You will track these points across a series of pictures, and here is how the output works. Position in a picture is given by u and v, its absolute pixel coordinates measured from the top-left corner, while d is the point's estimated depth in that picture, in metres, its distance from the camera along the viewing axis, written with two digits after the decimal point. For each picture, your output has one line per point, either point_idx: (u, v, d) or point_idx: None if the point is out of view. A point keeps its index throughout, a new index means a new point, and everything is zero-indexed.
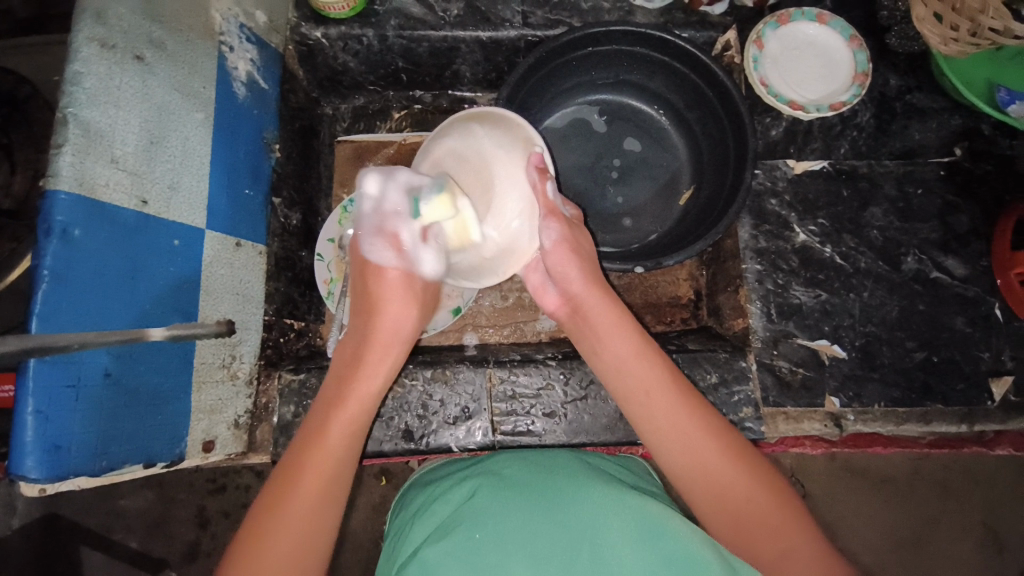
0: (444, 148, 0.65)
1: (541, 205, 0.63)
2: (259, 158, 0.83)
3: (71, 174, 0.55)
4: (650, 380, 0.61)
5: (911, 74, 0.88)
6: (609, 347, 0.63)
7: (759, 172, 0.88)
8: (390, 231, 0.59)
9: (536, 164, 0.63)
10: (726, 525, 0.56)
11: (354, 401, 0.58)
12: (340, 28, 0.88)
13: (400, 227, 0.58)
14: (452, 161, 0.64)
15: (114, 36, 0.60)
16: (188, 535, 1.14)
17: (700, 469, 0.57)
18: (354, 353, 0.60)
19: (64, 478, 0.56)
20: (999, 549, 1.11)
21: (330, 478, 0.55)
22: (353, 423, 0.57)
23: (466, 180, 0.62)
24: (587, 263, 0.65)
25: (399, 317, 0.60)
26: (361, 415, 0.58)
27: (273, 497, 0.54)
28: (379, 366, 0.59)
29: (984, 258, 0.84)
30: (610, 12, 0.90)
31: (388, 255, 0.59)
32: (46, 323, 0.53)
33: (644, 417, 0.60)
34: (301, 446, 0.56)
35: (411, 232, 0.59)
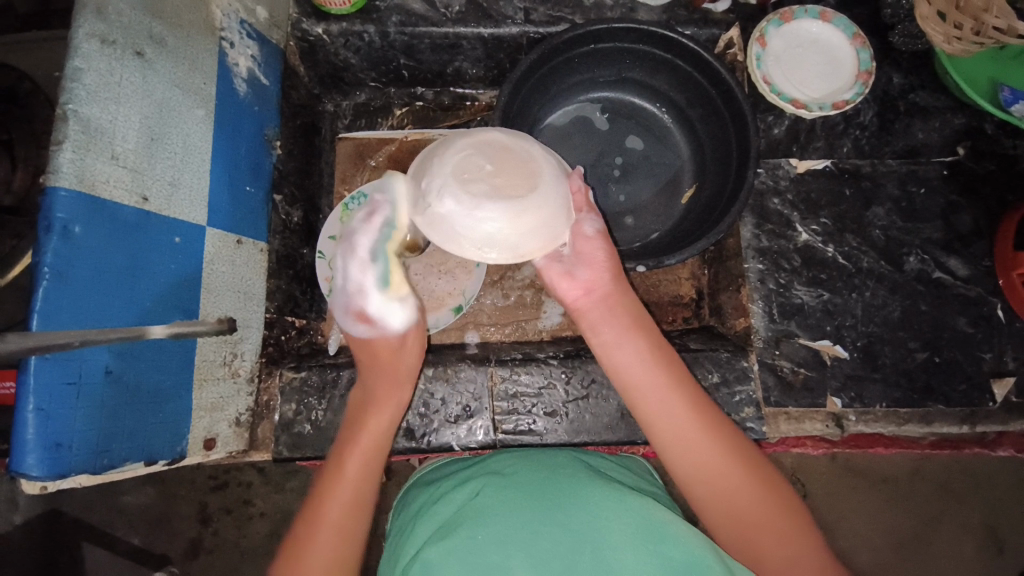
0: (492, 135, 0.60)
1: (582, 204, 0.65)
2: (260, 155, 0.83)
3: (72, 171, 0.55)
4: (661, 384, 0.61)
5: (915, 73, 0.88)
6: (622, 347, 0.63)
7: (761, 172, 0.87)
8: (358, 305, 0.62)
9: (578, 176, 0.67)
10: (730, 529, 0.56)
11: (364, 434, 0.62)
12: (341, 25, 0.87)
13: (365, 299, 0.62)
14: (499, 145, 0.59)
15: (114, 31, 0.60)
16: (188, 532, 1.14)
17: (705, 474, 0.57)
18: (362, 401, 0.65)
19: (65, 476, 0.56)
20: (1000, 549, 1.11)
21: (352, 505, 0.58)
22: (368, 456, 0.61)
23: (512, 166, 0.58)
24: (613, 259, 0.66)
25: (397, 363, 0.65)
26: (375, 451, 0.62)
27: (301, 528, 0.57)
28: (383, 407, 0.64)
29: (986, 258, 0.84)
30: (613, 9, 0.90)
31: (362, 327, 0.63)
32: (48, 320, 0.53)
33: (656, 421, 0.60)
34: (325, 479, 0.59)
35: (376, 303, 0.62)
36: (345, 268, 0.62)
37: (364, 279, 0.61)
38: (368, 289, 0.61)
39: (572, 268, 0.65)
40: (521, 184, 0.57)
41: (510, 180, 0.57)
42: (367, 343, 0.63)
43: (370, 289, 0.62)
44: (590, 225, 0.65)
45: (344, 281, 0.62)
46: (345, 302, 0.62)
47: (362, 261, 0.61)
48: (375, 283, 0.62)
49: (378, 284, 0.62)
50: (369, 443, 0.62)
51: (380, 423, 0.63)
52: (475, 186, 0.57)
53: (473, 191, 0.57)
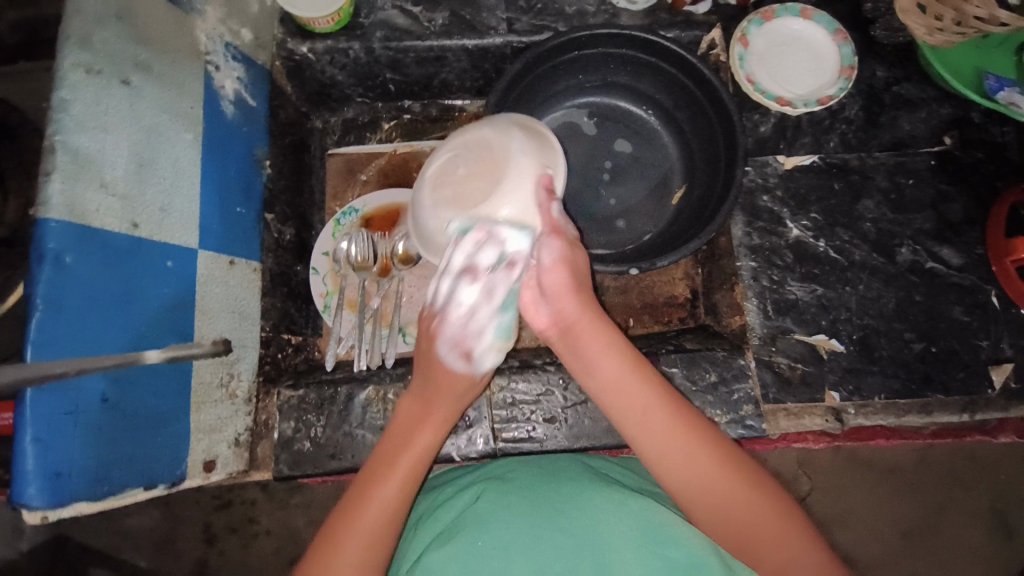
0: (476, 135, 0.63)
1: (545, 224, 0.62)
2: (251, 176, 0.84)
3: (63, 201, 0.55)
4: (642, 399, 0.61)
5: (898, 66, 0.88)
6: (601, 366, 0.63)
7: (749, 170, 0.88)
8: (465, 340, 0.63)
9: (546, 185, 0.62)
10: (727, 534, 0.55)
11: (414, 451, 0.61)
12: (326, 43, 0.88)
13: (474, 341, 0.63)
14: (476, 148, 0.62)
15: (99, 61, 0.60)
16: (195, 552, 1.14)
17: (700, 483, 0.57)
18: (417, 409, 0.64)
19: (66, 505, 0.56)
20: (1010, 535, 1.11)
21: (392, 516, 0.57)
22: (412, 465, 0.60)
23: (478, 170, 0.61)
24: (579, 289, 0.65)
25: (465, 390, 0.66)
26: (420, 463, 0.61)
27: (336, 527, 0.57)
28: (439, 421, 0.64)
29: (979, 246, 0.84)
30: (595, 16, 0.90)
31: (459, 362, 0.64)
32: (42, 351, 0.54)
33: (640, 437, 0.60)
34: (369, 484, 0.59)
35: (483, 346, 0.64)
36: (473, 309, 0.62)
37: (486, 323, 0.63)
38: (485, 333, 0.63)
39: (543, 296, 0.65)
40: (479, 188, 0.61)
41: (469, 186, 0.61)
42: (453, 376, 0.64)
43: (486, 333, 0.63)
44: (548, 249, 0.63)
45: (465, 314, 0.62)
46: (454, 333, 0.63)
47: (494, 308, 0.62)
48: (493, 330, 0.64)
49: (497, 334, 0.64)
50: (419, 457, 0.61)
51: (431, 436, 0.63)
52: (444, 189, 0.62)
53: (439, 195, 0.63)
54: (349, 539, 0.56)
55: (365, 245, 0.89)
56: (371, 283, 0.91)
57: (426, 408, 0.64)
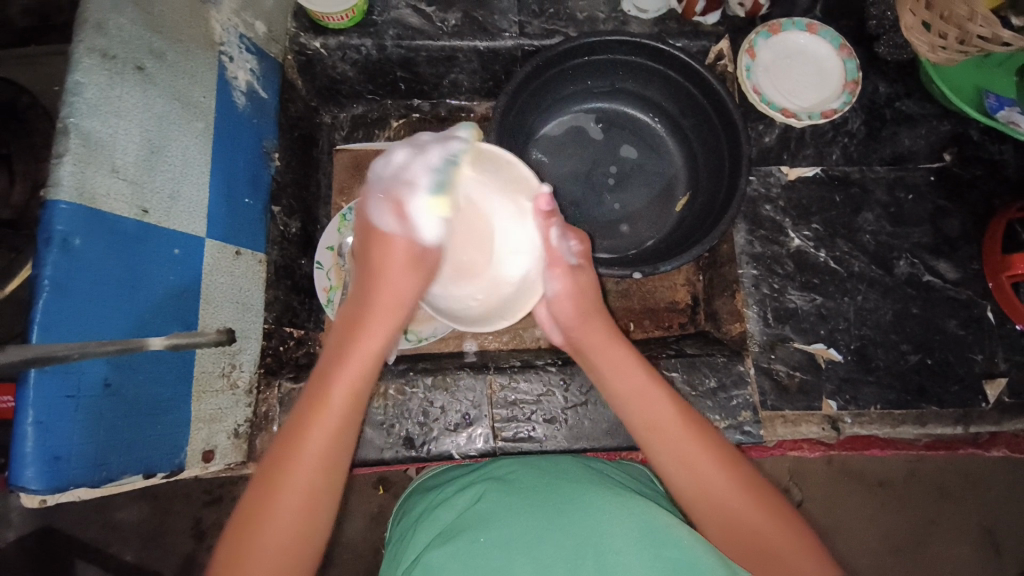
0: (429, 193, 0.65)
1: (545, 255, 0.68)
2: (259, 167, 0.84)
3: (73, 184, 0.55)
4: (655, 413, 0.62)
5: (901, 82, 0.90)
6: (617, 379, 0.65)
7: (753, 179, 0.89)
8: (400, 197, 0.63)
9: (542, 208, 0.66)
10: (733, 548, 0.56)
11: (357, 359, 0.58)
12: (338, 38, 0.89)
13: (408, 195, 0.63)
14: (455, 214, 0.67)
15: (114, 46, 0.61)
16: (183, 547, 1.13)
17: (709, 494, 0.58)
18: (357, 319, 0.60)
19: (64, 489, 0.56)
20: (997, 551, 1.12)
21: (340, 435, 0.55)
22: (355, 389, 0.56)
23: (468, 235, 0.68)
24: (586, 316, 0.68)
25: (408, 281, 0.62)
26: (366, 375, 0.58)
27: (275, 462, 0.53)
28: (382, 329, 0.60)
29: (975, 262, 0.85)
30: (606, 22, 0.91)
31: (393, 220, 0.63)
32: (47, 333, 0.53)
33: (655, 450, 0.61)
34: (310, 399, 0.56)
35: (418, 204, 0.63)
36: (405, 163, 0.64)
37: (418, 177, 0.64)
38: (418, 187, 0.63)
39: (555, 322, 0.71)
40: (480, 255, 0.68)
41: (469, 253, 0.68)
42: (390, 243, 0.62)
43: (419, 190, 0.63)
44: (554, 283, 0.68)
45: (398, 172, 0.64)
46: (390, 188, 0.64)
47: (426, 165, 0.64)
48: (427, 186, 0.63)
49: (430, 188, 0.63)
50: (361, 372, 0.58)
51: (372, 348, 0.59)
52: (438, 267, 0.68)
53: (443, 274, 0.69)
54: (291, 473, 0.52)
55: None
56: None
57: (366, 319, 0.60)
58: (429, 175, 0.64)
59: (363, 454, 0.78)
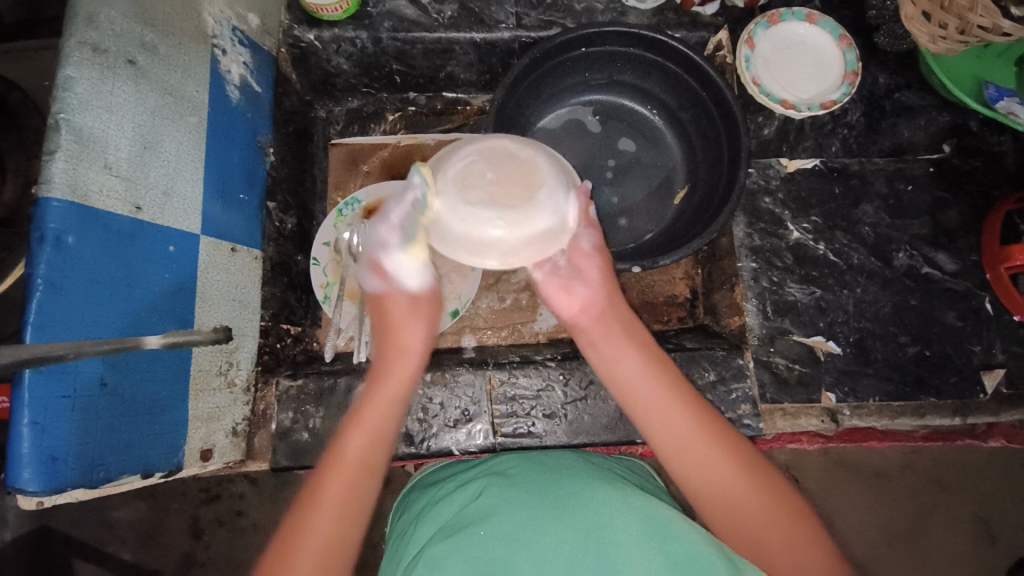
0: (498, 142, 0.61)
1: (585, 219, 0.66)
2: (254, 162, 0.83)
3: (65, 180, 0.55)
4: (658, 397, 0.62)
5: (900, 73, 0.90)
6: (620, 363, 0.65)
7: (753, 171, 0.89)
8: (377, 260, 0.65)
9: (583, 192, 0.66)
10: (736, 536, 0.57)
11: (372, 410, 0.60)
12: (333, 31, 0.87)
13: (384, 256, 0.64)
14: (500, 154, 0.60)
15: (105, 40, 0.60)
16: (182, 545, 1.13)
17: (712, 481, 0.58)
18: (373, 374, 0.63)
19: (62, 490, 0.55)
20: (993, 540, 1.13)
21: (356, 485, 0.56)
22: (372, 438, 0.59)
23: (513, 174, 0.59)
24: (609, 277, 0.69)
25: (412, 329, 0.64)
26: (383, 426, 0.60)
27: (294, 518, 0.54)
28: (396, 379, 0.62)
29: (973, 253, 0.85)
30: (604, 13, 0.90)
31: (376, 279, 0.65)
32: (41, 332, 0.53)
33: (659, 434, 0.61)
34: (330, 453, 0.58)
35: (395, 261, 0.64)
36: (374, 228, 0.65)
37: (389, 237, 0.64)
38: (391, 246, 0.63)
39: (575, 281, 0.68)
40: (522, 193, 0.58)
41: (509, 188, 0.58)
42: (384, 299, 0.65)
43: (392, 249, 0.64)
44: (588, 237, 0.67)
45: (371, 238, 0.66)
46: (368, 257, 0.66)
47: (393, 225, 0.63)
48: (398, 242, 0.63)
49: (401, 241, 0.63)
50: (376, 424, 0.60)
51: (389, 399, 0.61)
52: (471, 198, 0.58)
53: (471, 196, 0.58)
54: (310, 525, 0.53)
55: None
56: None
57: (380, 376, 0.63)
58: (396, 232, 0.63)
59: None
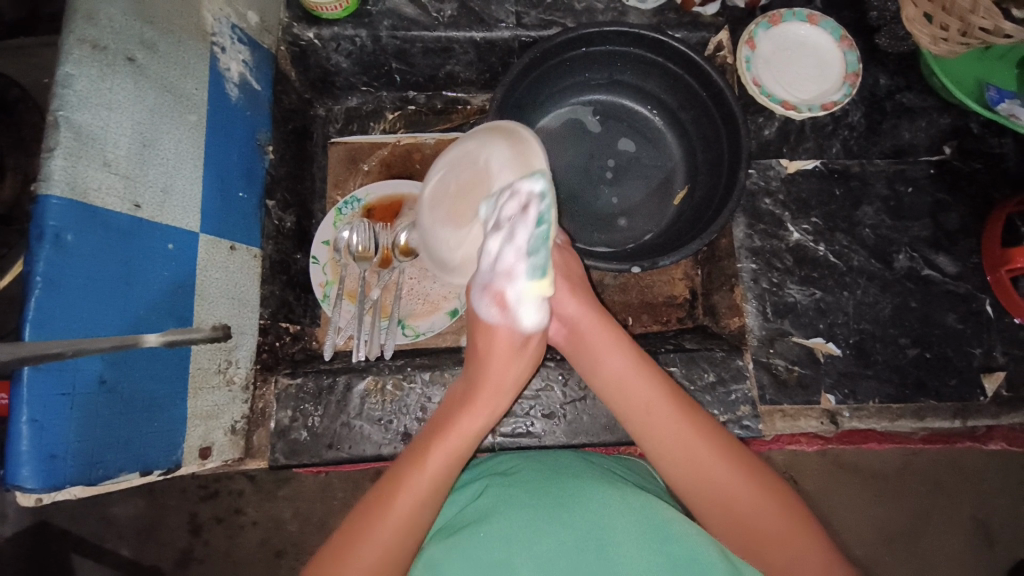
0: (459, 152, 0.72)
1: None
2: (253, 161, 0.83)
3: (63, 178, 0.55)
4: (648, 398, 0.63)
5: (901, 75, 0.89)
6: (607, 365, 0.65)
7: (753, 172, 0.88)
8: (499, 289, 0.60)
9: None
10: (733, 536, 0.57)
11: (456, 435, 0.60)
12: (333, 29, 0.87)
13: (507, 285, 0.59)
14: (457, 169, 0.72)
15: (104, 37, 0.60)
16: (179, 543, 1.13)
17: (704, 480, 0.59)
18: (463, 397, 0.63)
19: (60, 488, 0.55)
20: (991, 542, 1.13)
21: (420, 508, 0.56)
22: (451, 463, 0.59)
23: (459, 190, 0.72)
24: (575, 289, 0.67)
25: (511, 362, 0.62)
26: (462, 453, 0.60)
27: (362, 517, 0.56)
28: (485, 411, 0.62)
29: (974, 255, 0.85)
30: (604, 13, 0.90)
31: (493, 310, 0.61)
32: (40, 329, 0.53)
33: (649, 436, 0.62)
34: (408, 462, 0.59)
35: (519, 295, 0.59)
36: (500, 251, 0.58)
37: (516, 265, 0.58)
38: (518, 276, 0.59)
39: None
40: (469, 190, 0.70)
41: (462, 188, 0.71)
42: (494, 327, 0.61)
43: (519, 279, 0.58)
44: None
45: (493, 261, 0.59)
46: (486, 283, 0.60)
47: (519, 251, 0.58)
48: (525, 274, 0.59)
49: (529, 275, 0.58)
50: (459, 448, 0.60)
51: (476, 427, 0.61)
52: (436, 214, 0.77)
53: (437, 213, 0.77)
54: (374, 534, 0.55)
55: (367, 235, 0.90)
56: (371, 273, 0.91)
57: (468, 401, 0.62)
58: (527, 260, 0.58)
59: (361, 449, 0.78)
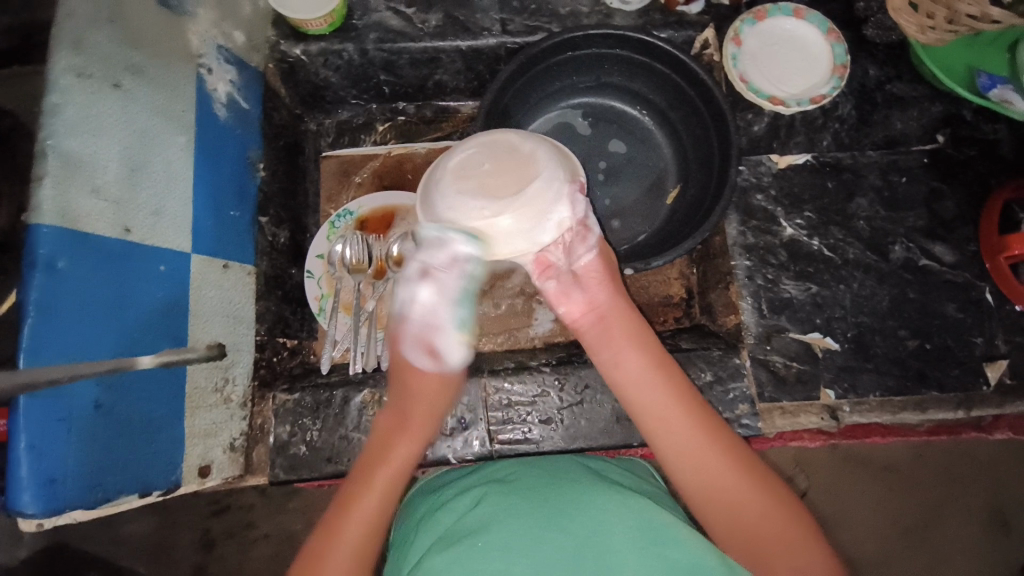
0: (505, 136, 0.65)
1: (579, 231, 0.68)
2: (244, 179, 0.83)
3: (54, 206, 0.55)
4: (664, 399, 0.63)
5: (890, 64, 0.89)
6: (626, 364, 0.65)
7: (744, 169, 0.88)
8: (429, 339, 0.68)
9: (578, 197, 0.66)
10: (738, 545, 0.56)
11: (394, 461, 0.64)
12: (320, 44, 0.88)
13: (437, 335, 0.68)
14: (502, 147, 0.64)
15: (90, 65, 0.61)
16: (192, 558, 1.14)
17: (711, 484, 0.58)
18: (395, 425, 0.67)
19: (61, 512, 0.56)
20: (1007, 531, 1.11)
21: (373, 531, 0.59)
22: (393, 486, 0.62)
23: (507, 168, 0.63)
24: (612, 281, 0.70)
25: (437, 391, 0.68)
26: (400, 476, 0.63)
27: (318, 547, 0.58)
28: (418, 434, 0.66)
29: (972, 243, 0.84)
30: (589, 16, 0.90)
31: (426, 359, 0.68)
32: (35, 356, 0.53)
33: (663, 437, 0.61)
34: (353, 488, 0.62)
35: (447, 341, 0.68)
36: (430, 305, 0.67)
37: (442, 317, 0.68)
38: (444, 325, 0.68)
39: (575, 287, 0.69)
40: (506, 186, 0.62)
41: (498, 180, 0.63)
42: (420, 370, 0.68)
43: (445, 328, 0.68)
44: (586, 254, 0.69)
45: (422, 313, 0.68)
46: (416, 334, 0.68)
47: (447, 302, 0.68)
48: (452, 322, 0.68)
49: (456, 325, 0.68)
50: (399, 471, 0.64)
51: (412, 448, 0.65)
52: (465, 184, 0.63)
53: (464, 184, 0.63)
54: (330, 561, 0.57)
55: (360, 248, 0.90)
56: (366, 285, 0.91)
57: (401, 427, 0.66)
58: (448, 308, 0.68)
59: None
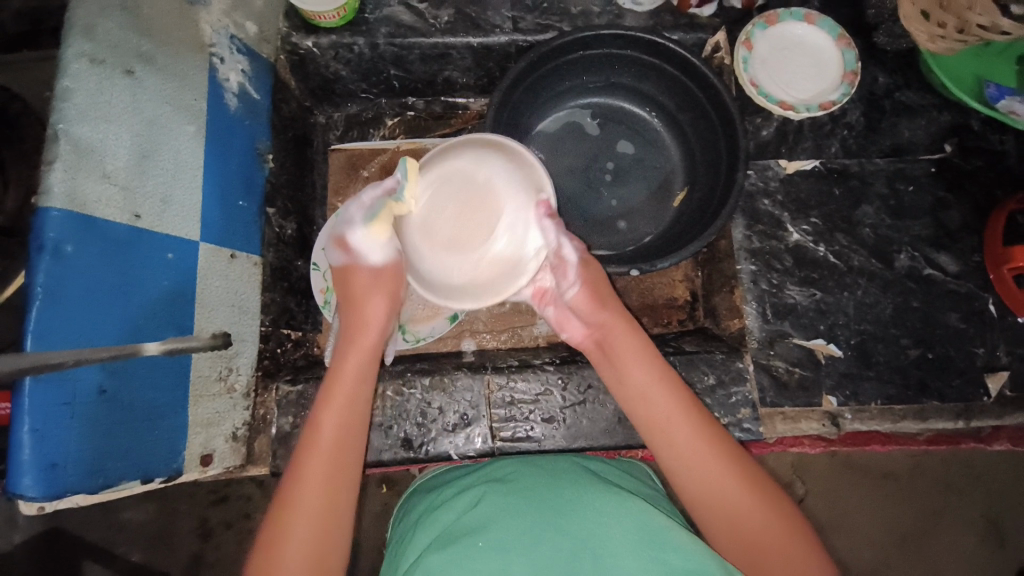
0: (456, 168, 0.65)
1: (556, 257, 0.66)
2: (252, 169, 0.83)
3: (64, 190, 0.55)
4: (669, 409, 0.62)
5: (900, 73, 0.89)
6: (630, 375, 0.65)
7: (751, 173, 0.88)
8: (342, 235, 0.67)
9: (546, 212, 0.64)
10: (738, 552, 0.57)
11: (341, 394, 0.60)
12: (330, 37, 0.88)
13: (349, 230, 0.66)
14: (460, 183, 0.64)
15: (103, 51, 0.60)
16: (190, 546, 1.14)
17: (714, 493, 0.58)
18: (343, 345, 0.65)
19: (61, 496, 0.56)
20: (1003, 543, 1.12)
21: (335, 474, 0.57)
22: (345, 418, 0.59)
23: (470, 208, 0.64)
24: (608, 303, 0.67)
25: (368, 287, 0.65)
26: (350, 407, 0.60)
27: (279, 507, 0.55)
28: (360, 351, 0.64)
29: (976, 254, 0.84)
30: (600, 16, 0.90)
31: (338, 254, 0.67)
32: (41, 340, 0.53)
33: (666, 447, 0.62)
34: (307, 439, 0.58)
35: (362, 239, 0.65)
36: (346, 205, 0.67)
37: (355, 213, 0.66)
38: (355, 222, 0.66)
39: (574, 312, 0.69)
40: (478, 230, 0.63)
41: (468, 225, 0.63)
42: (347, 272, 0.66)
43: (356, 226, 0.66)
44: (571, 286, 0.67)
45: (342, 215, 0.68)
46: (335, 231, 0.68)
47: (361, 205, 0.66)
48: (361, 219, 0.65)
49: (365, 219, 0.65)
50: (351, 394, 0.61)
51: (361, 365, 0.63)
52: (434, 232, 0.64)
53: (436, 237, 0.64)
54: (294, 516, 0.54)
55: None
56: None
57: (349, 345, 0.64)
58: (361, 202, 0.66)
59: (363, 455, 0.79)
